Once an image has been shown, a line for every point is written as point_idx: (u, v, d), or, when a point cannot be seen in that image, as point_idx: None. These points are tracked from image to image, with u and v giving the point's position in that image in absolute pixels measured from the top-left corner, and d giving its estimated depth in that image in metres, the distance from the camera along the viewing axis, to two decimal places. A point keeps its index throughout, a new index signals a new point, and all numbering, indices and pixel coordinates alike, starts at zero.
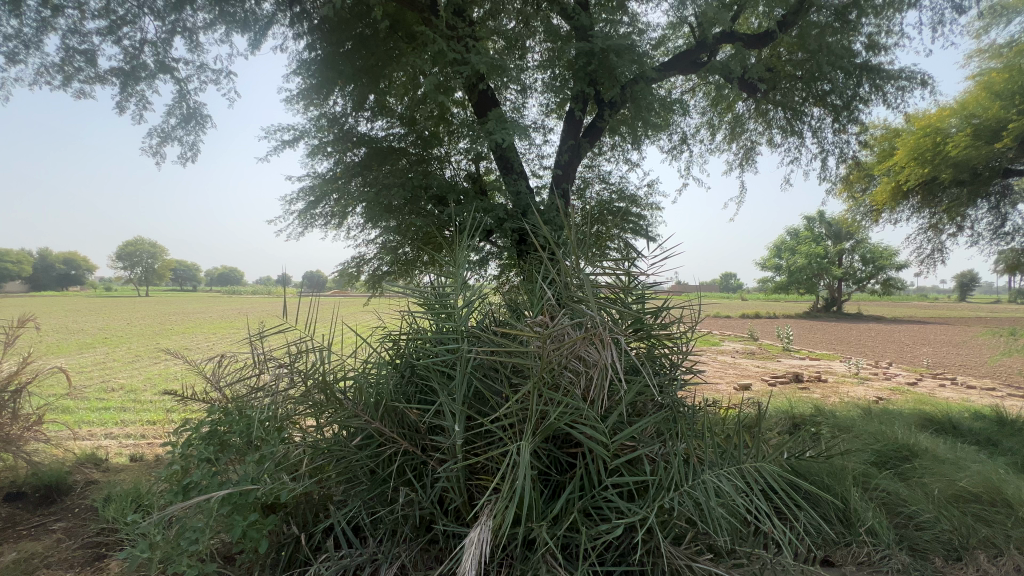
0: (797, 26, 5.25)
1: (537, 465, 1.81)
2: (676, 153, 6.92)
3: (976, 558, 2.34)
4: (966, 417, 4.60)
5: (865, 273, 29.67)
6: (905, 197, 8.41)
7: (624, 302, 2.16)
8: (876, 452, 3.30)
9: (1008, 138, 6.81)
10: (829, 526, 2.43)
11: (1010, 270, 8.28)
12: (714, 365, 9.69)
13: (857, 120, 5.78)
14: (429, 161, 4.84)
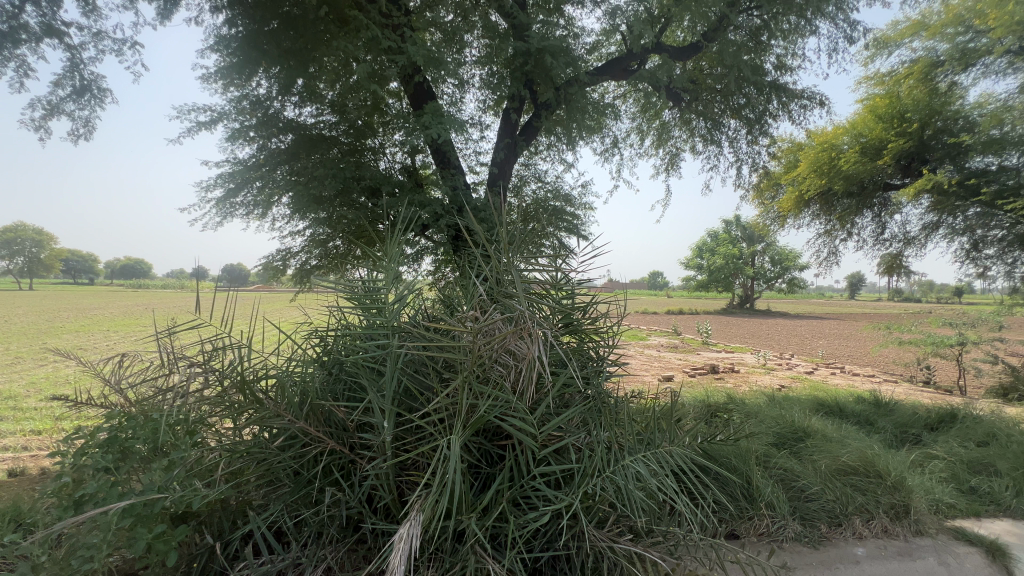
0: (717, 42, 5.65)
1: (467, 459, 1.83)
2: (608, 155, 7.22)
3: (853, 523, 2.75)
4: (850, 401, 5.24)
5: (774, 272, 32.58)
6: (806, 206, 9.35)
7: (555, 298, 2.25)
8: (776, 434, 3.67)
9: (888, 155, 8.01)
10: (735, 503, 2.68)
11: (888, 271, 9.45)
12: (641, 358, 10.22)
13: (767, 134, 6.34)
14: (362, 152, 4.67)
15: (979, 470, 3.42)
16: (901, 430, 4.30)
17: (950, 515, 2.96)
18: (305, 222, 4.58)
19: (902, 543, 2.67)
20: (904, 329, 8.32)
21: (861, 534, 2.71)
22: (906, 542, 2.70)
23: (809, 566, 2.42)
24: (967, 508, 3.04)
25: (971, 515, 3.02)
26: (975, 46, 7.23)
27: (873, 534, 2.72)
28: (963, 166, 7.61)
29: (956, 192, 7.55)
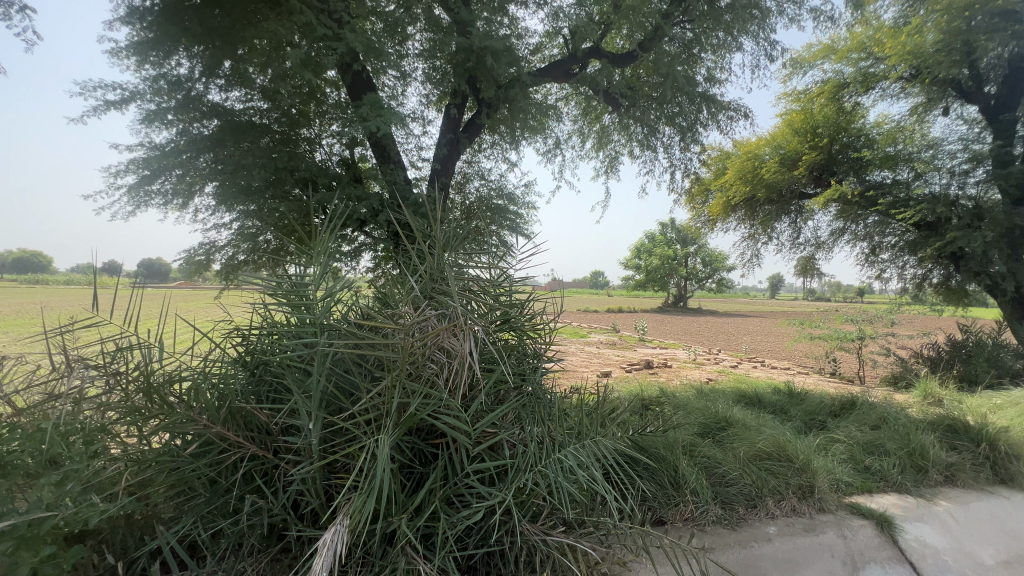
0: (653, 51, 5.85)
1: (398, 459, 1.80)
2: (550, 156, 7.33)
3: (766, 504, 2.99)
4: (768, 392, 5.67)
5: (705, 273, 34.53)
6: (733, 211, 10.02)
7: (492, 296, 2.26)
8: (701, 425, 3.89)
9: (802, 166, 8.73)
10: (663, 491, 2.82)
11: (802, 273, 10.32)
12: (582, 355, 10.48)
13: (698, 141, 6.71)
14: (296, 142, 4.43)
15: (871, 451, 3.82)
16: (809, 417, 4.71)
17: (848, 492, 3.28)
18: (231, 214, 4.26)
19: (808, 520, 2.94)
20: (814, 325, 9.12)
21: (773, 513, 2.95)
22: (811, 518, 2.97)
23: (727, 546, 2.61)
24: (861, 484, 3.38)
25: (865, 491, 3.37)
26: (875, 72, 8.08)
27: (784, 513, 2.97)
28: (864, 179, 8.42)
29: (859, 202, 8.36)
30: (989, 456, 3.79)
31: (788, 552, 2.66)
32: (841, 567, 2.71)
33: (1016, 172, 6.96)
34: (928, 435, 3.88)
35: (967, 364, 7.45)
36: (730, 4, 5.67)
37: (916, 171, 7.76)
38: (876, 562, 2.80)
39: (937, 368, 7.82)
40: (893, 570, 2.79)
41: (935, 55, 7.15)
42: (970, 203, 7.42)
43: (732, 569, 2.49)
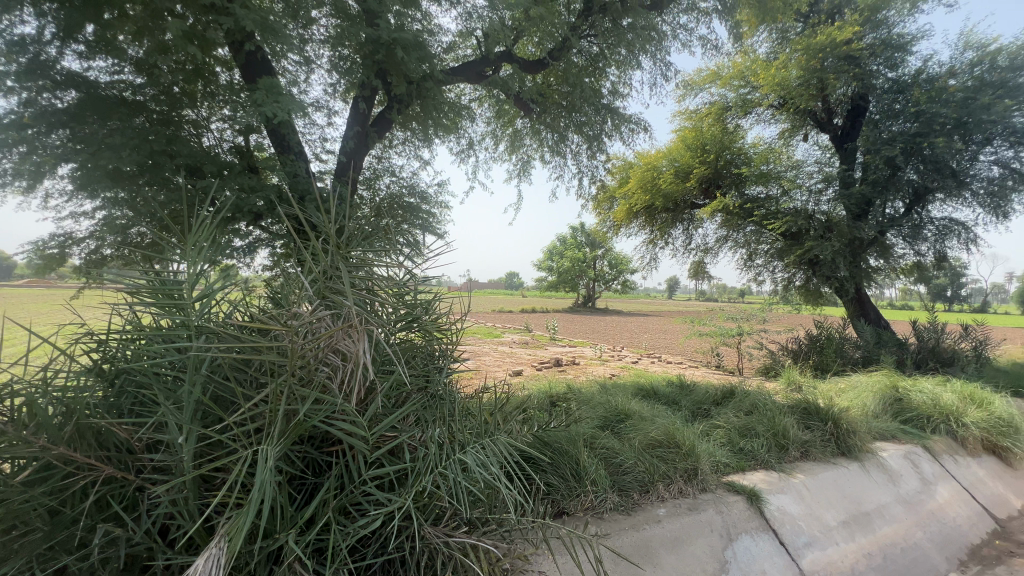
0: (562, 61, 6.16)
1: (286, 470, 1.68)
2: (464, 156, 7.32)
3: (657, 488, 3.23)
4: (663, 384, 6.15)
5: (612, 274, 36.63)
6: (635, 218, 10.79)
7: (394, 296, 2.20)
8: (602, 418, 4.12)
9: (693, 179, 9.59)
10: (566, 484, 2.95)
11: (694, 275, 11.37)
12: (495, 355, 10.58)
13: (603, 150, 7.10)
14: (178, 124, 4.00)
15: (745, 434, 4.31)
16: (696, 407, 5.18)
17: (725, 472, 3.67)
18: (94, 202, 3.68)
19: (692, 500, 3.24)
20: (703, 323, 10.07)
21: (663, 496, 3.21)
22: (695, 498, 3.27)
23: (622, 530, 2.78)
24: (736, 464, 3.80)
25: (739, 470, 3.79)
26: (751, 99, 9.21)
27: (672, 495, 3.24)
28: (743, 193, 9.43)
29: (739, 213, 9.39)
30: (834, 433, 4.44)
31: (675, 531, 2.91)
32: (719, 540, 3.02)
33: (856, 193, 8.26)
34: (788, 418, 4.45)
35: (820, 355, 8.70)
36: (632, 24, 5.96)
37: (782, 188, 9.00)
38: (747, 533, 3.15)
39: (798, 359, 9.02)
40: (760, 538, 3.17)
41: (798, 88, 8.31)
42: (823, 218, 8.67)
43: (626, 552, 2.66)
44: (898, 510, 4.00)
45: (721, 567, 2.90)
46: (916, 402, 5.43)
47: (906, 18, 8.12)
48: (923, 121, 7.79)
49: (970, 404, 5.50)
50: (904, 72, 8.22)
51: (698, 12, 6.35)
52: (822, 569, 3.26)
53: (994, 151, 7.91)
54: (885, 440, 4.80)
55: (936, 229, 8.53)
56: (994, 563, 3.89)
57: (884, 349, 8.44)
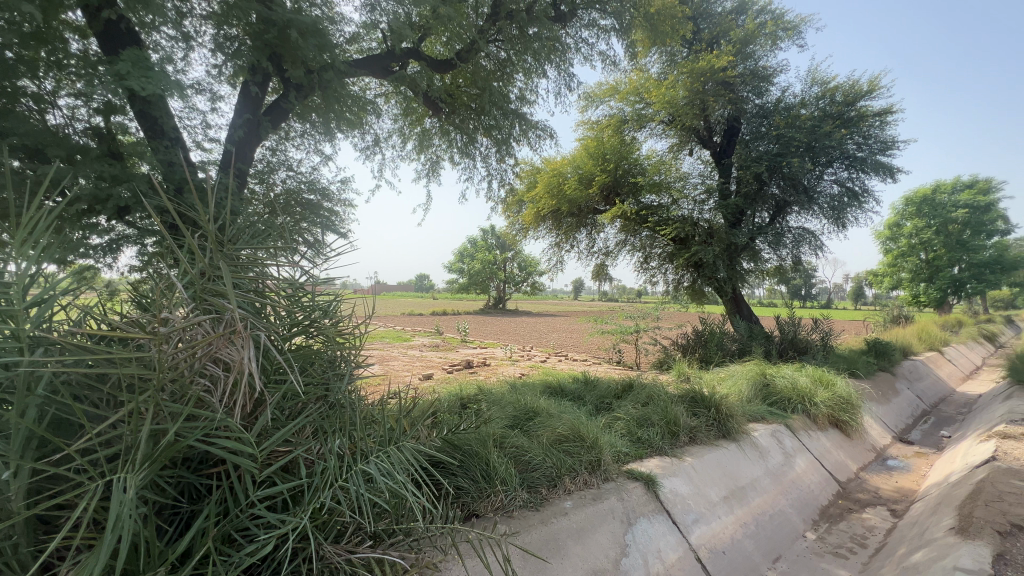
0: (470, 63, 6.15)
1: (154, 500, 1.47)
2: (369, 153, 7.01)
3: (564, 482, 3.34)
4: (570, 381, 6.40)
5: (522, 276, 37.49)
6: (542, 221, 11.14)
7: (287, 299, 2.04)
8: (512, 417, 4.16)
9: (595, 186, 10.13)
10: (475, 486, 2.94)
11: (597, 276, 12.00)
12: (404, 359, 10.25)
13: (511, 154, 7.24)
14: (14, 97, 3.26)
15: (641, 423, 4.63)
16: (600, 401, 5.46)
17: (625, 460, 3.92)
18: None
19: (596, 490, 3.40)
20: (605, 322, 10.67)
21: (570, 489, 3.32)
22: (599, 487, 3.44)
23: (531, 526, 2.84)
24: (635, 453, 4.07)
25: (637, 457, 4.06)
26: (645, 114, 10.06)
27: (577, 487, 3.37)
28: (639, 201, 10.16)
29: (635, 219, 10.10)
30: (716, 417, 4.94)
31: (580, 521, 3.03)
32: (620, 525, 3.21)
33: (732, 204, 9.31)
34: (678, 406, 4.87)
35: (704, 348, 9.65)
36: (537, 33, 6.14)
37: (671, 197, 9.86)
38: (644, 517, 3.38)
39: (686, 352, 9.92)
40: (655, 519, 3.41)
41: (685, 107, 9.16)
42: (705, 225, 9.62)
43: (534, 547, 2.72)
44: (767, 481, 4.56)
45: (622, 551, 3.08)
46: (779, 386, 6.24)
47: (769, 53, 9.35)
48: (783, 143, 9.02)
49: (819, 386, 6.46)
50: (768, 100, 9.45)
51: (598, 29, 6.72)
52: (707, 541, 3.60)
53: (835, 172, 9.39)
54: (756, 421, 5.46)
55: (792, 237, 9.99)
56: (837, 520, 4.60)
57: (755, 341, 9.60)
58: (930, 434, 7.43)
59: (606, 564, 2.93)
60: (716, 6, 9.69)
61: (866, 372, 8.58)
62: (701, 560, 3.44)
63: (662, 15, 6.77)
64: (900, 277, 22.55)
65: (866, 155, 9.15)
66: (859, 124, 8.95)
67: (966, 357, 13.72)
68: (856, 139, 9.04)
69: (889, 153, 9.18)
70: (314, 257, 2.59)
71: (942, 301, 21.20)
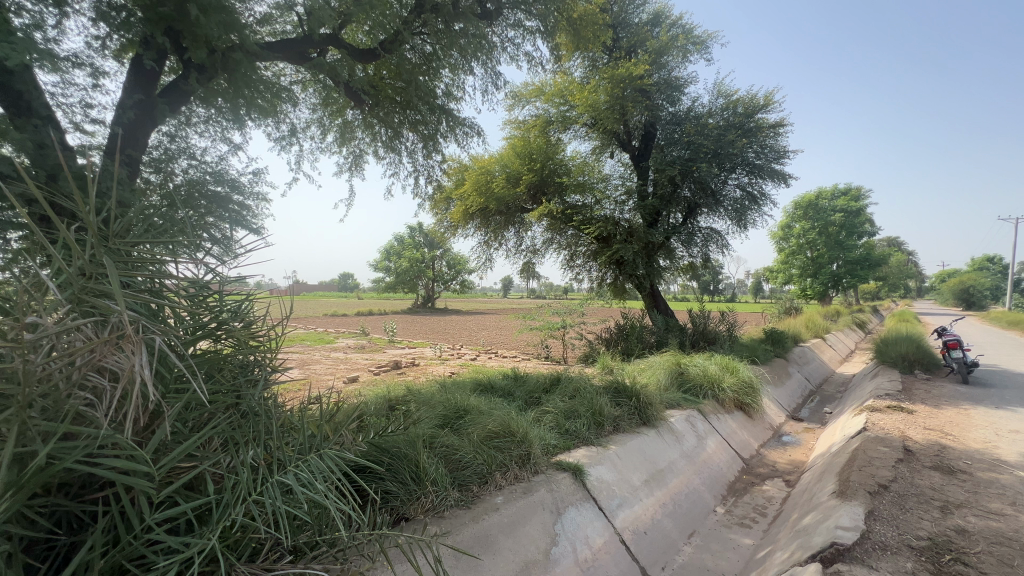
0: (394, 55, 5.93)
1: (22, 533, 1.27)
2: (285, 144, 6.56)
3: (495, 479, 3.36)
4: (500, 378, 6.45)
5: (451, 274, 37.10)
6: (471, 219, 11.10)
7: (191, 302, 1.86)
8: (442, 416, 4.10)
9: (522, 185, 10.28)
10: (405, 489, 2.88)
11: (526, 274, 12.19)
12: (327, 362, 9.74)
13: (438, 150, 7.13)
14: None
15: (569, 416, 4.78)
16: (529, 396, 5.57)
17: (554, 452, 4.03)
18: None
19: (526, 483, 3.46)
20: (534, 318, 10.85)
21: (500, 484, 3.35)
22: (529, 481, 3.50)
23: (463, 525, 2.83)
24: (563, 444, 4.20)
25: (565, 449, 4.19)
26: (570, 116, 10.41)
27: (508, 483, 3.40)
28: (565, 200, 10.44)
29: (561, 218, 10.38)
30: (637, 406, 5.23)
31: (511, 515, 3.07)
32: (549, 515, 3.29)
33: (649, 204, 9.90)
34: (603, 397, 5.09)
35: (626, 341, 10.19)
36: (463, 29, 6.08)
37: (594, 197, 10.24)
38: (573, 505, 3.49)
39: (610, 346, 10.39)
40: (583, 507, 3.54)
41: (606, 111, 9.58)
42: (626, 224, 10.11)
43: (466, 545, 2.71)
44: (682, 463, 4.91)
45: (552, 541, 3.15)
46: (692, 374, 6.74)
47: (680, 65, 10.03)
48: (693, 149, 9.76)
49: (726, 372, 7.07)
50: (680, 108, 10.14)
51: (523, 30, 6.80)
52: (630, 524, 3.80)
53: (738, 177, 10.29)
54: (672, 408, 5.85)
55: (701, 236, 10.81)
56: (742, 493, 5.07)
57: (671, 334, 10.29)
58: (816, 411, 8.42)
59: (537, 555, 2.99)
60: (633, 17, 10.22)
61: (764, 359, 9.52)
62: (625, 542, 3.62)
63: (584, 21, 7.03)
64: (791, 273, 25.29)
65: (763, 162, 10.12)
66: (757, 134, 9.88)
67: (843, 342, 15.68)
68: (755, 148, 9.98)
69: (781, 162, 10.23)
70: (221, 255, 2.40)
71: (825, 294, 24.08)
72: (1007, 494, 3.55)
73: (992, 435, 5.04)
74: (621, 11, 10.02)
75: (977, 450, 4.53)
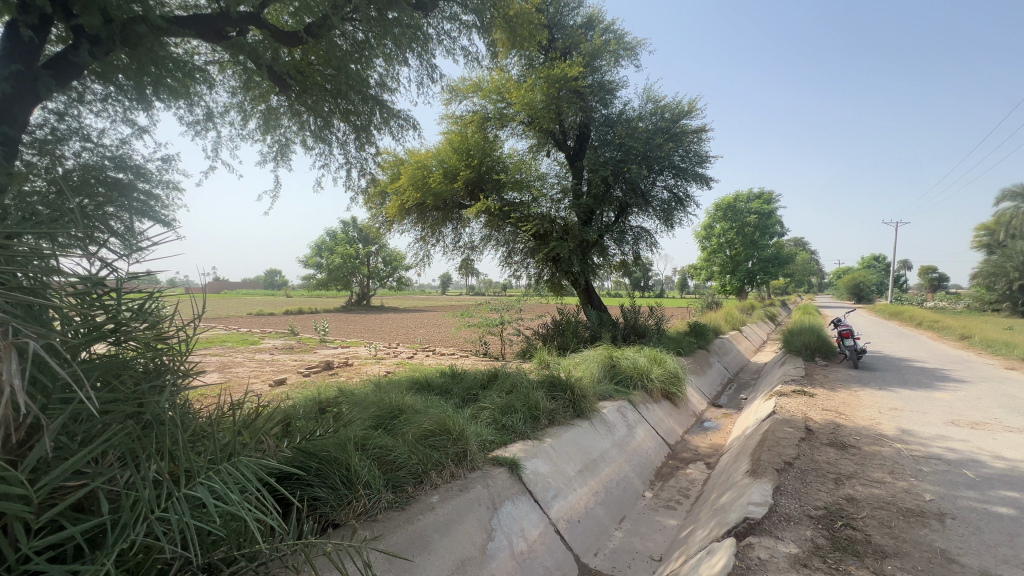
0: (323, 40, 5.54)
1: None
2: (199, 128, 6.03)
3: (431, 478, 3.31)
4: (437, 375, 6.36)
5: (387, 271, 36.06)
6: (407, 214, 10.85)
7: (82, 302, 1.66)
8: (375, 417, 3.96)
9: (460, 181, 10.18)
10: (334, 494, 2.76)
11: (464, 270, 12.11)
12: (251, 364, 9.13)
13: (372, 143, 6.90)
14: None
15: (505, 411, 4.82)
16: (467, 393, 5.55)
17: (490, 448, 4.05)
18: None
19: (462, 480, 3.44)
20: (472, 314, 10.81)
21: (436, 483, 3.31)
22: (465, 478, 3.49)
23: (397, 527, 2.76)
24: (499, 439, 4.23)
25: (502, 444, 4.22)
26: (506, 114, 10.47)
27: (443, 481, 3.36)
28: (502, 197, 10.47)
29: (499, 215, 10.39)
30: (572, 399, 5.38)
31: (447, 514, 3.04)
32: (485, 511, 3.29)
33: (584, 204, 10.21)
34: (539, 392, 5.19)
35: (562, 336, 10.45)
36: (397, 18, 5.85)
37: (532, 195, 10.42)
38: (508, 499, 3.52)
39: (546, 341, 10.61)
40: (519, 500, 3.58)
41: (543, 110, 9.74)
42: (561, 223, 10.34)
43: (399, 548, 2.65)
44: (614, 452, 5.11)
45: (488, 536, 3.16)
46: (624, 366, 7.04)
47: (613, 69, 10.38)
48: (624, 151, 10.17)
49: (654, 364, 7.45)
50: (613, 111, 10.51)
51: (459, 23, 6.70)
52: (564, 514, 3.91)
53: (665, 179, 10.85)
54: (605, 399, 6.08)
55: (632, 235, 11.30)
56: (668, 477, 5.38)
57: (604, 328, 10.68)
58: (734, 398, 9.11)
59: (473, 552, 2.99)
60: (568, 19, 10.43)
61: (688, 350, 10.16)
62: (560, 531, 3.72)
63: (520, 19, 7.00)
64: (712, 270, 27.11)
65: (688, 165, 10.75)
66: (682, 139, 10.47)
67: (757, 334, 17.07)
68: (681, 152, 10.57)
69: (703, 166, 10.90)
70: (122, 249, 2.16)
71: (741, 289, 26.11)
72: (887, 464, 4.05)
73: (877, 413, 5.72)
74: (556, 12, 10.18)
75: (865, 427, 5.12)
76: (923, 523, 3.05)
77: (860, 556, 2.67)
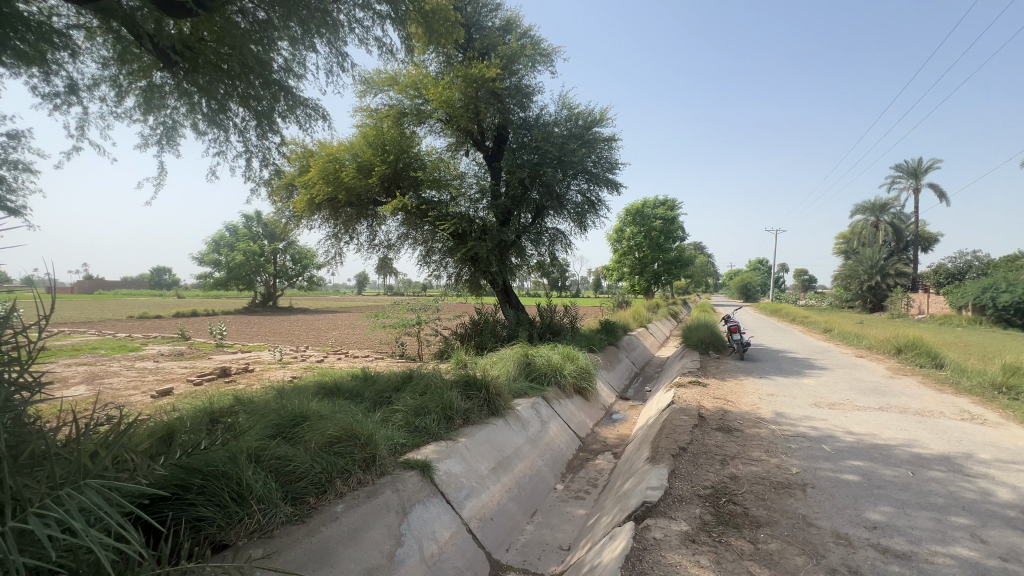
0: (217, 15, 5.02)
1: None
2: (60, 101, 5.19)
3: (336, 486, 3.14)
4: (347, 378, 6.04)
5: (295, 270, 33.69)
6: (317, 208, 10.22)
7: None
8: (274, 425, 3.67)
9: (375, 177, 9.79)
10: (223, 512, 2.53)
11: (380, 269, 11.67)
12: (130, 373, 8.04)
13: (275, 131, 6.41)
14: None
15: (419, 413, 4.71)
16: (379, 396, 5.35)
17: (402, 451, 3.94)
18: None
19: (371, 486, 3.30)
20: (387, 315, 10.43)
21: (342, 491, 3.14)
22: (374, 484, 3.35)
23: (296, 542, 2.59)
24: (411, 442, 4.13)
25: (414, 447, 4.12)
26: (424, 110, 10.27)
27: (350, 489, 3.20)
28: (420, 195, 10.24)
29: (415, 213, 10.17)
30: (486, 397, 5.39)
31: (353, 523, 2.90)
32: (395, 516, 3.19)
33: (501, 204, 10.31)
34: (454, 392, 5.14)
35: (480, 336, 10.46)
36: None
37: (450, 194, 10.32)
38: (419, 502, 3.45)
39: (465, 340, 10.57)
40: (430, 503, 3.52)
41: (462, 109, 9.70)
42: (480, 223, 10.34)
43: (298, 563, 2.49)
44: (527, 448, 5.21)
45: (397, 542, 3.07)
46: (538, 364, 7.20)
47: (530, 73, 10.60)
48: (540, 154, 10.42)
49: (567, 360, 7.71)
50: (530, 114, 10.75)
51: (373, 13, 6.44)
52: (477, 513, 3.91)
53: (579, 183, 11.31)
54: (519, 396, 6.18)
55: (548, 236, 11.63)
56: (578, 469, 5.61)
57: (521, 327, 10.87)
58: (640, 391, 9.72)
59: (380, 559, 2.88)
60: (487, 19, 10.46)
61: (600, 347, 10.65)
62: (472, 530, 3.72)
63: (437, 16, 6.89)
64: (623, 271, 28.70)
65: (600, 171, 11.30)
66: (595, 145, 10.97)
67: (661, 331, 18.37)
68: (593, 157, 11.07)
69: (614, 173, 11.52)
70: None
71: (648, 288, 27.97)
72: (764, 444, 4.56)
73: (758, 399, 6.42)
74: (474, 12, 10.17)
75: (748, 411, 5.72)
76: (790, 493, 3.48)
77: (739, 527, 2.97)
